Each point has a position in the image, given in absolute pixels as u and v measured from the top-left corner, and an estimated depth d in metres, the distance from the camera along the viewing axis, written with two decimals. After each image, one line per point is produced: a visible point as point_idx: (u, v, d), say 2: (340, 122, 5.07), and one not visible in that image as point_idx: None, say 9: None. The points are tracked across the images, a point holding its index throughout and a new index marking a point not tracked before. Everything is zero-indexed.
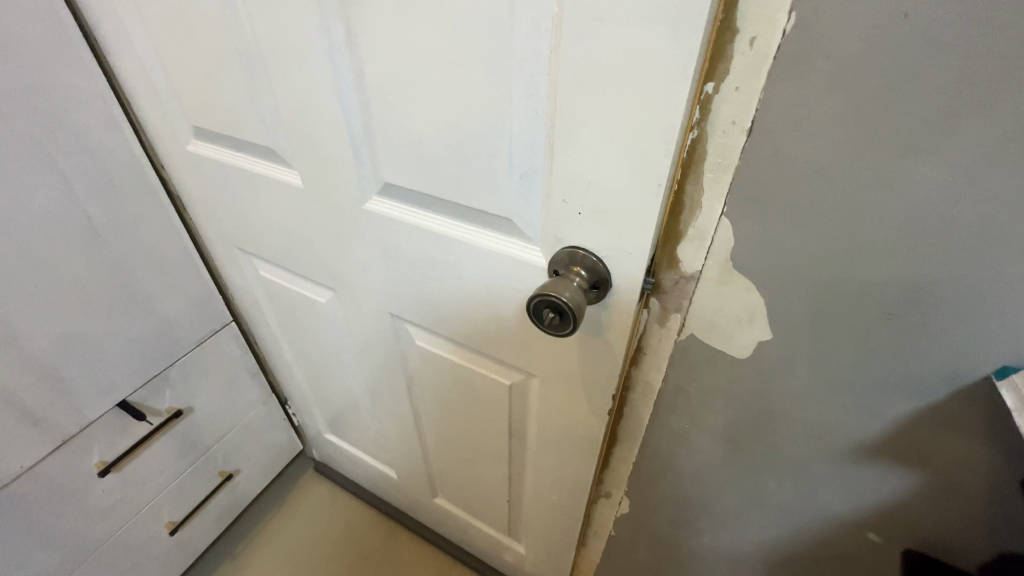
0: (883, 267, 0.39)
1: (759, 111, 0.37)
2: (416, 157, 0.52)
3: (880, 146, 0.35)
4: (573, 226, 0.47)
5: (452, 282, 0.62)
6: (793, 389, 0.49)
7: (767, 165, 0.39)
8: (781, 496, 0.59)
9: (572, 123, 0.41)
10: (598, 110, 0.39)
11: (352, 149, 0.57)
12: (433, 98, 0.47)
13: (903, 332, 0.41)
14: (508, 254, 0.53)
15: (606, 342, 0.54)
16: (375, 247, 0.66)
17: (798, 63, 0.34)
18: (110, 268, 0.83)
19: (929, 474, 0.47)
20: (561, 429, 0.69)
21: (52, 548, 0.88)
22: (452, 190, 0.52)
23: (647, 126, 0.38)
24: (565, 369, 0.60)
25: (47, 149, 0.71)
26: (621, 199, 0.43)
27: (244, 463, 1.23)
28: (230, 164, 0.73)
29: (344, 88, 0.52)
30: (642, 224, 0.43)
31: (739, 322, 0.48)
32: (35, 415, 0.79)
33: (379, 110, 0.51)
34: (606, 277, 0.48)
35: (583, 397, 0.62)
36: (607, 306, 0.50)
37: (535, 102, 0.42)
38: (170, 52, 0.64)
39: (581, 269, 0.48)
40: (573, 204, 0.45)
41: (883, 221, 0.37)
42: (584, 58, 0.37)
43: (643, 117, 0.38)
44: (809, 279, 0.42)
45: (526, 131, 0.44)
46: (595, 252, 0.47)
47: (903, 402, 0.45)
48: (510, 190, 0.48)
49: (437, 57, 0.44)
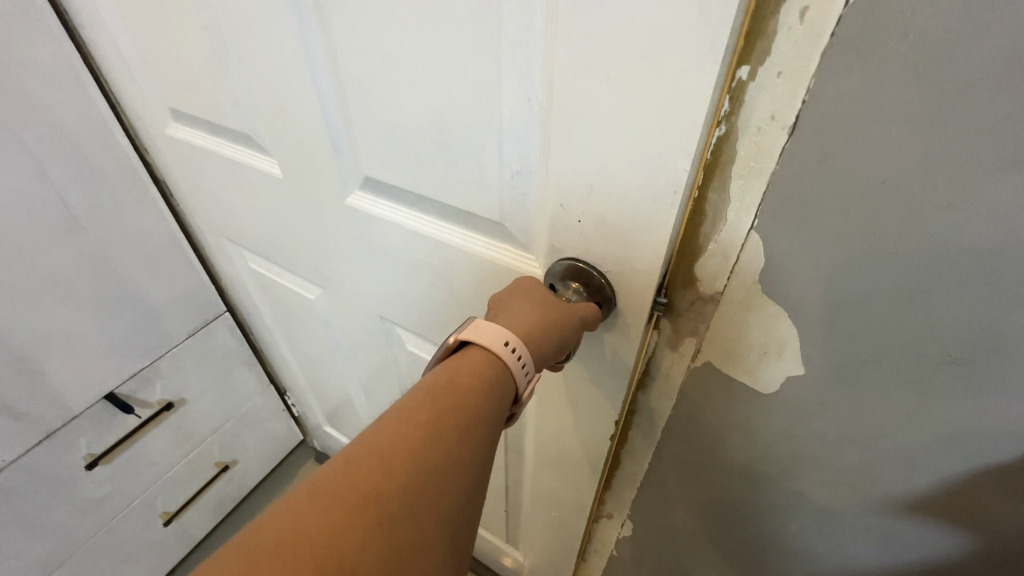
0: (951, 306, 0.32)
1: (806, 104, 0.29)
2: (399, 152, 0.46)
3: (966, 158, 0.27)
4: (572, 235, 0.40)
5: (442, 288, 0.55)
6: (826, 431, 0.43)
7: (809, 173, 0.31)
8: (804, 540, 0.52)
9: (573, 115, 0.34)
10: (604, 100, 0.32)
11: (330, 139, 0.51)
12: (415, 81, 0.39)
13: (970, 382, 0.34)
14: (500, 261, 0.47)
15: (609, 367, 0.47)
16: (356, 244, 0.60)
17: (864, 45, 0.26)
18: (93, 255, 0.76)
19: (982, 535, 0.41)
20: (558, 450, 0.63)
21: (40, 543, 0.85)
22: (438, 189, 0.45)
23: (665, 121, 0.31)
24: (562, 390, 0.54)
25: (16, 130, 0.63)
26: (629, 207, 0.36)
27: (241, 455, 1.19)
28: (211, 151, 0.67)
29: (319, 69, 0.46)
30: (653, 238, 0.36)
31: (766, 354, 0.41)
32: (17, 409, 0.74)
33: (356, 95, 0.45)
34: (610, 296, 0.41)
35: (583, 421, 0.56)
36: (612, 328, 0.43)
37: (528, 89, 0.35)
38: (140, 26, 0.57)
39: (581, 284, 0.42)
40: (572, 211, 0.38)
41: (958, 251, 0.30)
42: (587, 33, 0.30)
43: (659, 111, 0.30)
44: (853, 311, 0.35)
45: (519, 124, 0.37)
46: (598, 266, 0.40)
47: (962, 459, 0.38)
48: (502, 192, 0.41)
49: (420, 32, 0.36)
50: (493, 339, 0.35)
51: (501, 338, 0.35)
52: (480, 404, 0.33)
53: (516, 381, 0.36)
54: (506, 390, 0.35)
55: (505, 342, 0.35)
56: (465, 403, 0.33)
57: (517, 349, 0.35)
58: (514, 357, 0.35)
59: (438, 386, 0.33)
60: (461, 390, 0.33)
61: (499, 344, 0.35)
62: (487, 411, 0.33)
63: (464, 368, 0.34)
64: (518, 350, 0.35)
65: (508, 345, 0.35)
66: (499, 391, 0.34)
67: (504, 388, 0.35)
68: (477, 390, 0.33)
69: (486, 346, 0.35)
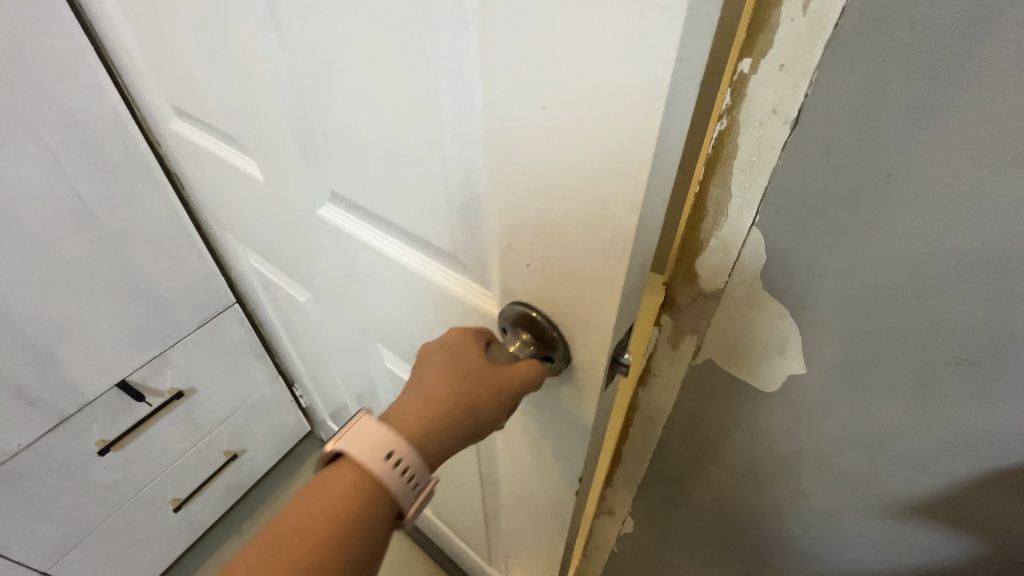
0: (957, 304, 0.31)
1: (808, 96, 0.28)
2: (355, 164, 0.42)
3: (973, 154, 0.26)
4: (521, 275, 0.35)
5: (406, 310, 0.52)
6: (830, 431, 0.42)
7: (812, 166, 0.30)
8: (806, 541, 0.52)
9: (511, 148, 0.29)
10: (543, 137, 0.27)
11: (298, 145, 0.47)
12: (361, 92, 0.35)
13: (974, 382, 0.33)
14: (454, 297, 0.43)
15: (570, 414, 0.43)
16: (332, 256, 0.58)
17: (870, 33, 0.25)
18: (104, 245, 0.77)
19: (986, 538, 0.40)
20: (528, 485, 0.60)
21: (54, 524, 0.88)
22: (392, 209, 0.41)
23: (611, 169, 0.26)
24: (526, 431, 0.51)
25: (30, 121, 0.65)
26: (584, 253, 0.31)
27: (250, 444, 1.20)
28: (213, 149, 0.66)
29: (277, 73, 0.42)
30: (608, 289, 0.32)
31: (768, 352, 0.40)
32: (31, 394, 0.76)
33: (312, 106, 0.41)
34: (562, 351, 0.37)
35: (547, 463, 0.52)
36: (574, 374, 0.39)
37: (467, 110, 0.30)
38: (139, 20, 0.57)
39: (531, 335, 0.38)
40: (519, 254, 0.34)
41: (966, 249, 0.29)
42: (521, 57, 0.25)
43: (607, 151, 0.26)
44: (861, 308, 0.34)
45: (462, 149, 0.32)
46: (552, 319, 0.36)
47: (966, 462, 0.37)
48: (451, 223, 0.37)
49: (359, 36, 0.32)
50: (373, 453, 0.33)
51: (382, 451, 0.34)
52: (334, 546, 0.32)
53: (399, 496, 0.34)
54: (382, 510, 0.34)
55: (387, 454, 0.34)
56: (311, 550, 0.31)
57: (399, 462, 0.34)
58: (395, 470, 0.34)
59: (293, 527, 0.32)
60: (314, 528, 0.32)
61: (377, 458, 0.33)
62: (344, 551, 0.32)
63: (332, 491, 0.33)
64: (402, 461, 0.34)
65: (388, 458, 0.34)
66: (370, 517, 0.33)
67: (379, 509, 0.34)
68: (339, 526, 0.32)
69: (363, 461, 0.33)
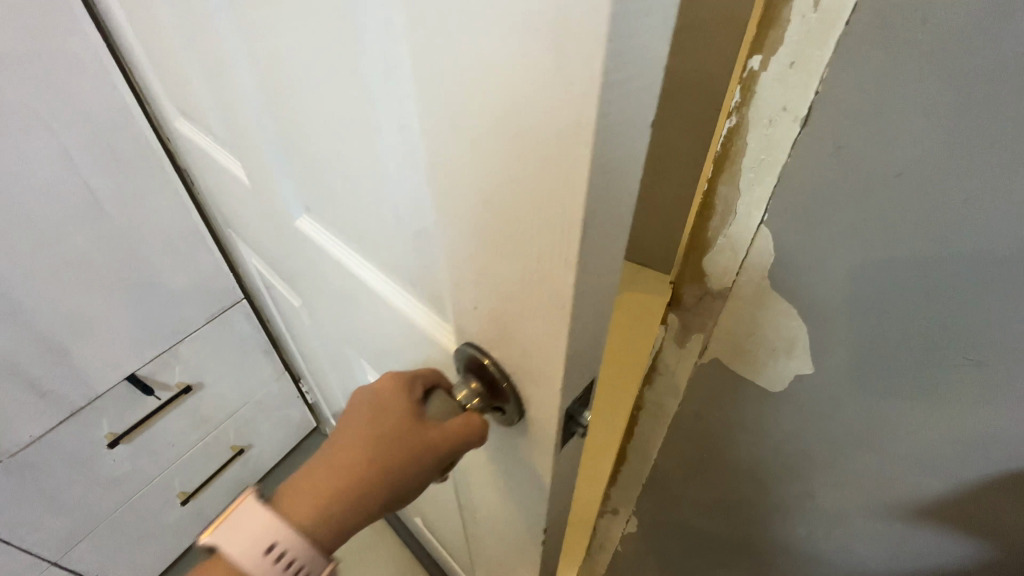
0: (968, 305, 0.31)
1: (819, 93, 0.28)
2: (318, 179, 0.38)
3: (987, 153, 0.26)
4: (467, 315, 0.30)
5: (374, 335, 0.47)
6: (838, 434, 0.41)
7: (821, 164, 0.30)
8: (813, 543, 0.51)
9: (443, 186, 0.24)
10: (469, 177, 0.22)
11: (261, 155, 0.44)
12: (314, 105, 0.32)
13: (984, 384, 0.33)
14: (414, 330, 0.38)
15: (526, 471, 0.37)
16: (306, 267, 0.54)
17: (882, 31, 0.25)
18: (115, 240, 0.78)
19: (997, 544, 0.40)
20: (495, 532, 0.53)
21: (64, 514, 0.89)
22: (356, 228, 0.38)
23: (538, 219, 0.21)
24: (489, 480, 0.44)
25: (44, 116, 0.65)
26: (522, 302, 0.25)
27: (257, 439, 1.21)
28: (207, 148, 0.65)
29: (236, 81, 0.39)
30: (550, 344, 0.25)
31: (775, 352, 0.39)
32: (42, 385, 0.77)
33: (272, 113, 0.37)
34: (513, 407, 0.31)
35: (511, 516, 0.45)
36: (528, 430, 0.32)
37: (408, 137, 0.26)
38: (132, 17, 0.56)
39: (481, 382, 0.32)
40: (464, 296, 0.29)
41: (977, 249, 0.29)
42: (445, 81, 0.20)
43: (542, 193, 0.20)
44: (871, 308, 0.34)
45: (408, 174, 0.28)
46: (504, 367, 0.30)
47: (975, 464, 0.37)
48: (409, 252, 0.33)
49: (306, 44, 0.28)
50: (255, 545, 0.31)
51: (262, 545, 0.31)
52: None
53: None
54: None
55: (269, 547, 0.31)
56: None
57: (281, 556, 0.31)
58: (279, 564, 0.31)
59: None
60: None
61: (259, 551, 0.30)
62: None
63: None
64: (286, 554, 0.31)
65: (270, 552, 0.31)
66: None
67: None
68: None
69: (245, 552, 0.31)
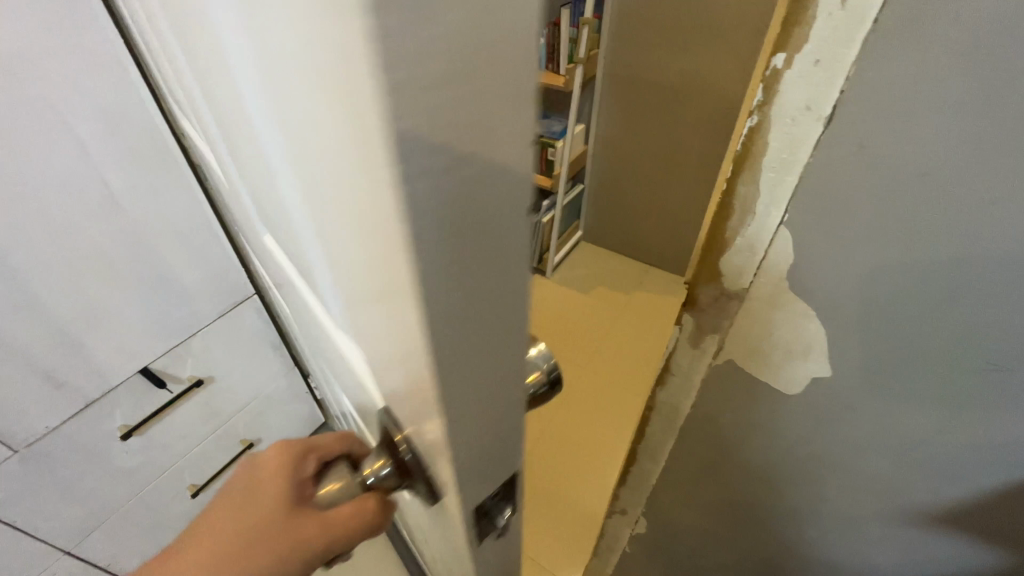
0: (991, 308, 0.30)
1: (845, 92, 0.27)
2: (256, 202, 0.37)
3: (1014, 153, 0.25)
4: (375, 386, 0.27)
5: (330, 362, 0.46)
6: (853, 437, 0.41)
7: (843, 164, 0.29)
8: (824, 546, 0.51)
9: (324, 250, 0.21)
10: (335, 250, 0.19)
11: (232, 173, 0.45)
12: (226, 129, 0.29)
13: (1005, 388, 0.32)
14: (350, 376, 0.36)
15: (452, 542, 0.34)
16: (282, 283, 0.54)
17: (910, 27, 0.24)
18: (129, 234, 0.78)
19: (1014, 549, 0.39)
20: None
21: (78, 505, 0.90)
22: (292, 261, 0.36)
23: (386, 318, 0.18)
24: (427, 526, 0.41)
25: (61, 111, 0.66)
26: (400, 395, 0.22)
27: (266, 433, 1.22)
28: (204, 149, 0.65)
29: (195, 99, 0.39)
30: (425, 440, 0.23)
31: (791, 354, 0.39)
32: (57, 377, 0.78)
33: (215, 130, 0.36)
34: (431, 495, 0.28)
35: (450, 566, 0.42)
36: (445, 515, 0.30)
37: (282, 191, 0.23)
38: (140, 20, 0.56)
39: (394, 464, 0.28)
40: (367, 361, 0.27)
41: (1000, 251, 0.28)
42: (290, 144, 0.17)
43: (379, 290, 0.17)
44: (892, 312, 0.33)
45: (294, 227, 0.25)
46: (418, 456, 0.25)
47: (994, 470, 0.36)
48: (323, 298, 0.31)
49: (206, 74, 0.25)
50: None
51: None
52: None
53: None
54: None
55: None
56: None
57: None
58: None
59: None
60: None
61: None
62: None
63: None
64: None
65: None
66: None
67: None
68: None
69: None
